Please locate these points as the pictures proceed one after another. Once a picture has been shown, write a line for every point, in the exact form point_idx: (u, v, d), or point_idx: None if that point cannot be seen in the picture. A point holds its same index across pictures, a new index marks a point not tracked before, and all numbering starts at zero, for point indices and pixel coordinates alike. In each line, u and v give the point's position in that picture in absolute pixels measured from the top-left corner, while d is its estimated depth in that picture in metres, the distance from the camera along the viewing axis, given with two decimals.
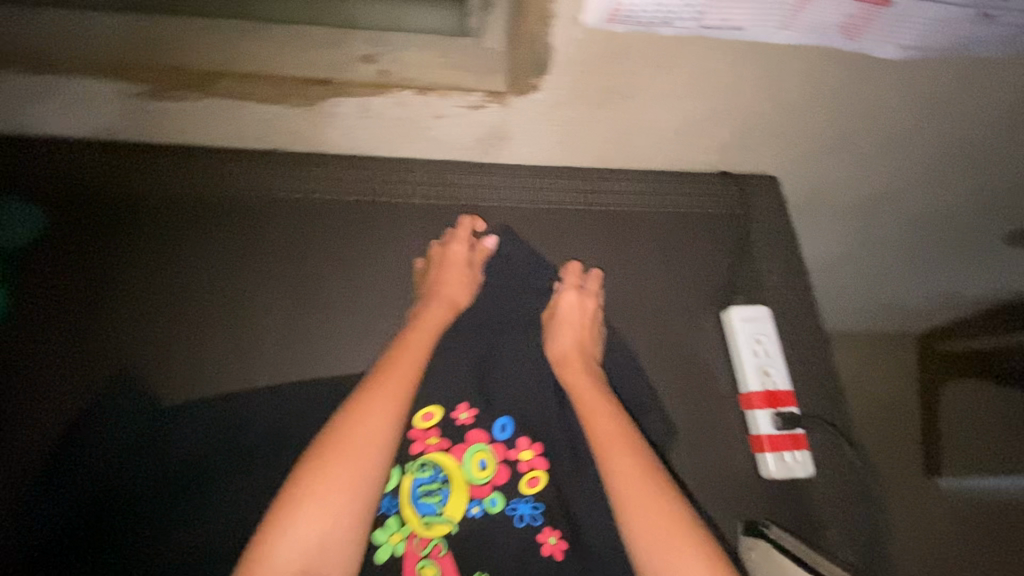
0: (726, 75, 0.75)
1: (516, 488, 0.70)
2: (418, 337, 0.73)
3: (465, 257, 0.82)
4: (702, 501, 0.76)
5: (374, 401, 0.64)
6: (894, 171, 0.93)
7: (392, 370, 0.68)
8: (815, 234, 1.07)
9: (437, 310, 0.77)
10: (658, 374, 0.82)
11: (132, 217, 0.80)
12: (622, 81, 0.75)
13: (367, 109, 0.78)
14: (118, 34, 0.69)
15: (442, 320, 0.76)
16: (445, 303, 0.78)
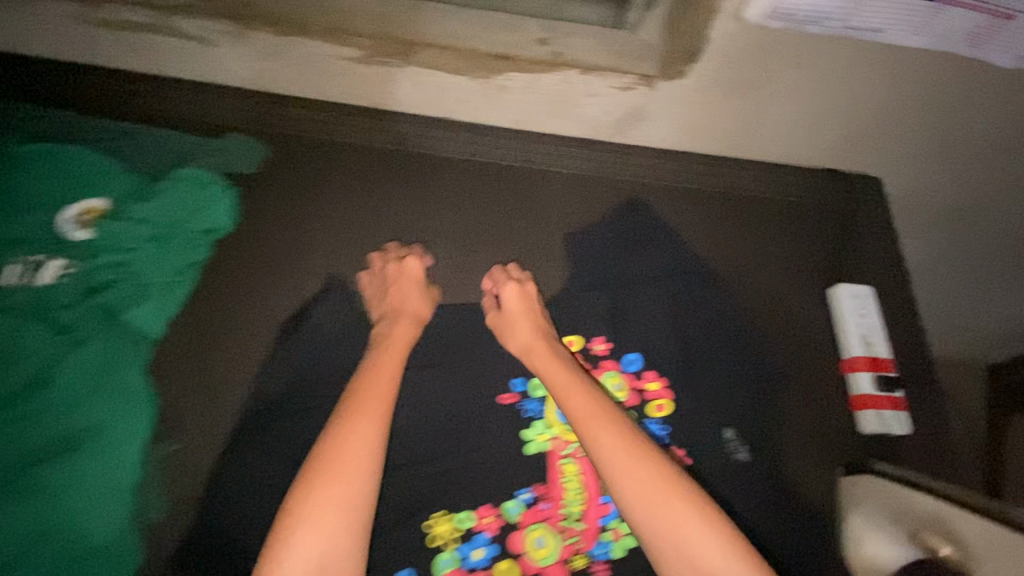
0: (851, 74, 0.86)
1: (645, 410, 0.81)
2: (388, 353, 0.75)
3: (418, 274, 0.84)
4: (810, 448, 0.82)
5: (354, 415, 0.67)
6: (997, 180, 1.01)
7: (364, 382, 0.71)
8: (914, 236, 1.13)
9: (403, 328, 0.78)
10: (772, 335, 0.90)
11: (324, 157, 0.93)
12: (759, 74, 0.87)
13: (534, 84, 0.92)
14: (351, 9, 0.86)
15: (408, 339, 0.77)
16: (411, 317, 0.79)
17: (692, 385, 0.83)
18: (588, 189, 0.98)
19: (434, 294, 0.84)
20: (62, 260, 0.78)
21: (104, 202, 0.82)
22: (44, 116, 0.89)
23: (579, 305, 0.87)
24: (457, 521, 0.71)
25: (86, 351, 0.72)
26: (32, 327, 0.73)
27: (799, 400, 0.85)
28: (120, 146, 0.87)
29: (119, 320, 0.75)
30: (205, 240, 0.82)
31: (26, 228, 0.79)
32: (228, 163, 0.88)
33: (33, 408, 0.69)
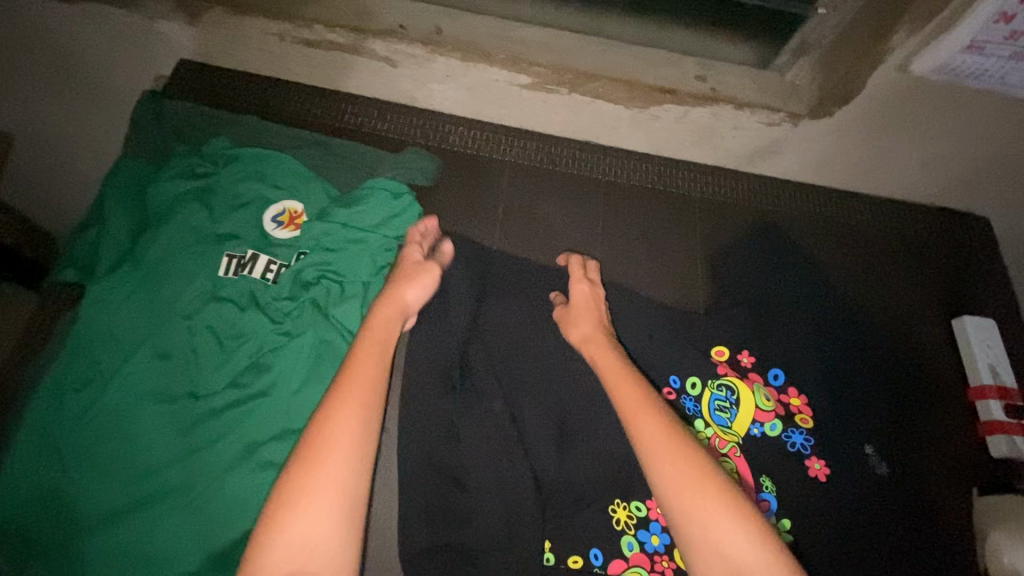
0: (990, 122, 0.93)
1: (791, 421, 0.87)
2: (383, 329, 0.72)
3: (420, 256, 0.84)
4: (945, 467, 0.87)
5: (349, 383, 0.63)
6: None
7: (354, 361, 0.66)
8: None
9: (387, 308, 0.75)
10: (901, 359, 0.95)
11: (486, 171, 1.01)
12: (901, 119, 0.94)
13: (685, 116, 1.00)
14: (535, 42, 0.98)
15: (399, 312, 0.75)
16: (396, 302, 0.76)
17: (832, 400, 0.89)
18: (722, 216, 1.06)
19: (433, 274, 0.80)
20: (272, 258, 0.85)
21: (301, 206, 0.90)
22: (237, 120, 0.96)
23: (725, 318, 0.93)
24: (634, 509, 0.74)
25: (303, 343, 0.79)
26: (253, 318, 0.80)
27: (932, 422, 0.90)
28: (313, 152, 0.95)
29: (328, 315, 0.82)
30: (394, 246, 0.88)
31: (234, 225, 0.87)
32: (409, 174, 0.96)
33: (261, 392, 0.76)
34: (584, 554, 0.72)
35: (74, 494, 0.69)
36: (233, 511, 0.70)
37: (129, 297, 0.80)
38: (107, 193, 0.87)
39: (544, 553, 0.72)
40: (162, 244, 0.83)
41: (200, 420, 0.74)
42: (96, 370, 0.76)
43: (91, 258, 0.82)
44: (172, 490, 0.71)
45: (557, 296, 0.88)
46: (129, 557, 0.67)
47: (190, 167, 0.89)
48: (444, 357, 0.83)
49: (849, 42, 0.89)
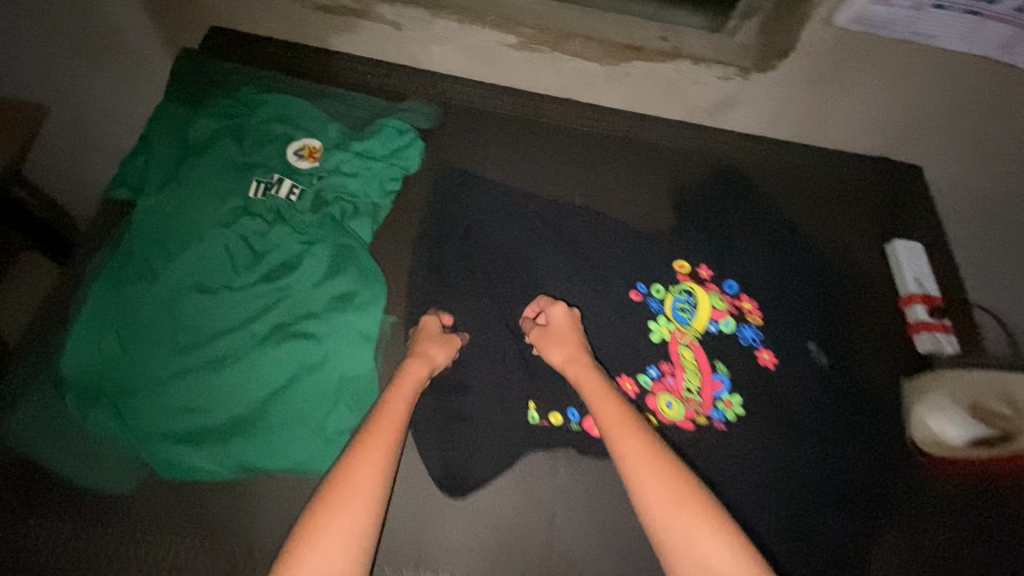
0: (910, 72, 1.08)
1: (743, 319, 1.00)
2: (404, 391, 0.77)
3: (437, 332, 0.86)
4: (877, 362, 1.00)
5: (369, 444, 0.70)
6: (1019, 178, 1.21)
7: (375, 425, 0.72)
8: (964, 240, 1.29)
9: (417, 367, 0.81)
10: (840, 277, 1.09)
11: (477, 119, 1.15)
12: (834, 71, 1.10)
13: (651, 71, 1.15)
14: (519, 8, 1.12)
15: (420, 377, 0.79)
16: (422, 363, 0.81)
17: (778, 307, 1.03)
18: (689, 160, 1.19)
19: (457, 343, 0.86)
20: (294, 182, 0.98)
21: (318, 142, 1.03)
22: (260, 74, 1.11)
23: (686, 240, 1.07)
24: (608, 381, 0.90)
25: (323, 247, 0.91)
26: (280, 229, 0.93)
27: (867, 325, 1.04)
28: (327, 101, 1.09)
29: (344, 226, 0.95)
30: (400, 176, 1.02)
31: (262, 157, 1.00)
32: (413, 118, 1.11)
33: (287, 287, 0.88)
34: (563, 411, 0.86)
35: (126, 363, 0.80)
36: (261, 377, 0.81)
37: (173, 210, 0.92)
38: (152, 130, 1.01)
39: (528, 410, 0.85)
40: (201, 169, 0.96)
41: (235, 307, 0.86)
42: (145, 266, 0.87)
43: (140, 180, 0.96)
44: (213, 361, 0.81)
45: (527, 323, 0.91)
46: (177, 412, 0.78)
47: (223, 109, 1.03)
48: (445, 264, 0.96)
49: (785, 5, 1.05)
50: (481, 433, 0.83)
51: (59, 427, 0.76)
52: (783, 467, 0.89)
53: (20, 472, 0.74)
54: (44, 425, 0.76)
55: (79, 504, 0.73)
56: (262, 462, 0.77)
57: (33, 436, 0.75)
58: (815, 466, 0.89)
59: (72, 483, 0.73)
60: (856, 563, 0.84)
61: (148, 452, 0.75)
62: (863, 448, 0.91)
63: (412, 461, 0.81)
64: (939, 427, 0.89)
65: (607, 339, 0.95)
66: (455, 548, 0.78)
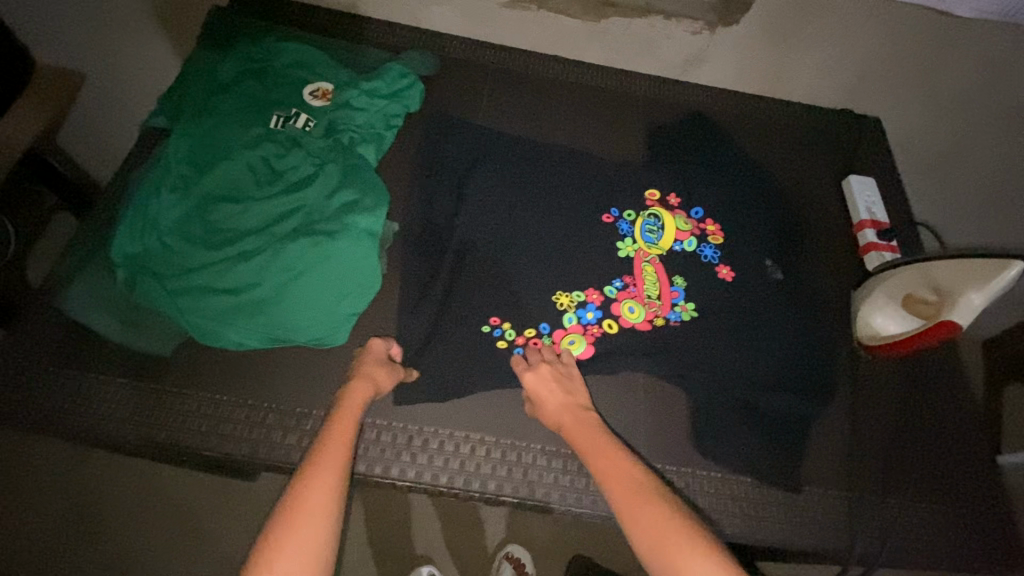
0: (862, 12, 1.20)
1: (705, 239, 1.12)
2: (347, 418, 0.82)
3: (382, 352, 0.91)
4: (828, 277, 1.12)
5: (318, 469, 0.74)
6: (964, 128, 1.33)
7: (322, 447, 0.77)
8: (915, 184, 1.45)
9: (358, 393, 0.85)
10: (799, 208, 1.21)
11: (476, 70, 1.29)
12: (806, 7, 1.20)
13: (628, 27, 1.28)
14: None
15: (362, 402, 0.84)
16: (365, 391, 0.86)
17: (740, 231, 1.15)
18: (663, 109, 1.32)
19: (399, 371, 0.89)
20: (309, 117, 1.12)
21: (330, 85, 1.16)
22: (280, 28, 1.25)
23: (659, 173, 1.20)
24: (575, 297, 1.01)
25: (333, 167, 1.04)
26: (296, 153, 1.06)
27: (819, 249, 1.16)
28: (339, 52, 1.23)
29: (354, 151, 1.08)
30: (403, 113, 1.16)
31: (282, 95, 1.14)
32: (415, 67, 1.24)
33: (303, 199, 1.00)
34: (536, 327, 0.98)
35: (166, 255, 0.93)
36: (279, 268, 0.93)
37: (206, 135, 1.06)
38: (187, 72, 1.15)
39: (483, 326, 0.95)
40: (230, 104, 1.11)
41: (258, 216, 0.99)
42: (181, 180, 1.01)
43: (176, 112, 1.10)
44: (239, 256, 0.94)
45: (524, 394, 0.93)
46: (206, 296, 0.90)
47: (248, 56, 1.17)
48: (441, 187, 1.09)
49: None
50: (472, 322, 0.96)
51: (112, 303, 0.90)
52: (739, 359, 0.99)
53: (81, 336, 0.88)
54: (99, 301, 0.90)
55: (131, 366, 0.87)
56: (281, 336, 0.89)
57: (88, 308, 0.89)
58: (769, 361, 1.00)
59: (127, 347, 0.88)
60: (799, 436, 0.95)
61: (185, 324, 0.88)
62: (811, 347, 1.02)
63: (412, 343, 0.94)
64: (881, 325, 0.99)
65: (584, 253, 1.06)
66: (449, 415, 0.92)
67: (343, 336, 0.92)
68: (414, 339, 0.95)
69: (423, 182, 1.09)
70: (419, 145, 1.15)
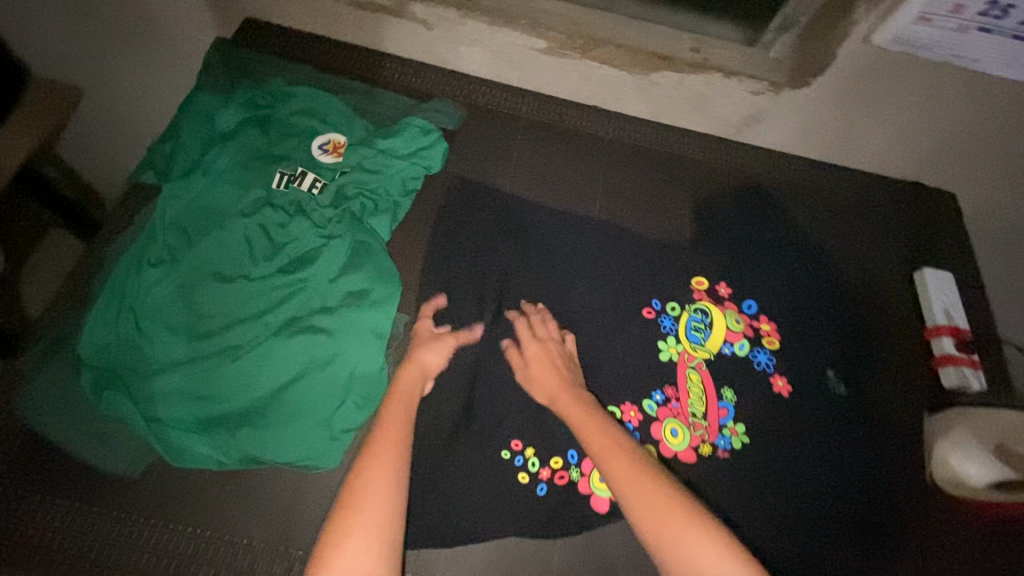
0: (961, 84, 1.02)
1: (758, 341, 0.98)
2: (399, 402, 0.79)
3: (430, 332, 0.88)
4: (897, 395, 0.98)
5: (379, 453, 0.73)
6: None
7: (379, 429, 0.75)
8: (991, 267, 1.28)
9: (410, 374, 0.83)
10: (863, 304, 1.07)
11: (508, 122, 1.16)
12: (890, 75, 1.03)
13: (681, 83, 1.13)
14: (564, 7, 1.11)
15: (416, 388, 0.82)
16: (418, 372, 0.83)
17: (796, 331, 1.01)
18: (713, 175, 1.17)
19: (451, 342, 0.87)
20: (317, 176, 0.99)
21: (343, 138, 1.03)
22: (291, 67, 1.12)
23: (707, 256, 1.06)
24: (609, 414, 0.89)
25: (341, 242, 0.91)
26: (300, 221, 0.93)
27: (888, 356, 1.01)
28: (356, 97, 1.10)
29: (364, 224, 0.95)
30: (422, 176, 1.03)
31: (287, 148, 1.01)
32: (439, 119, 1.10)
33: (304, 280, 0.88)
34: (563, 455, 0.85)
35: (143, 346, 0.81)
36: (271, 371, 0.81)
37: (199, 197, 0.94)
38: (181, 116, 1.02)
39: (502, 452, 0.83)
40: (228, 158, 0.98)
41: (251, 297, 0.87)
42: (167, 252, 0.89)
43: (167, 165, 0.97)
44: (225, 351, 0.82)
45: (507, 349, 0.89)
46: (187, 401, 0.78)
47: (253, 100, 1.04)
48: (463, 269, 0.96)
49: (829, 35, 1.01)
50: (489, 444, 0.84)
51: (75, 407, 0.77)
52: (790, 497, 0.88)
53: (36, 450, 0.75)
54: (60, 405, 0.78)
55: (92, 489, 0.74)
56: (266, 455, 0.77)
57: (48, 416, 0.77)
58: (824, 500, 0.88)
59: (88, 464, 0.75)
60: None
61: (158, 436, 0.76)
62: (872, 475, 0.91)
63: (420, 467, 0.82)
64: (960, 466, 0.87)
65: (620, 355, 0.94)
66: (458, 561, 0.78)
67: (337, 458, 0.78)
68: (425, 458, 0.82)
69: (441, 263, 0.96)
70: (438, 215, 1.01)
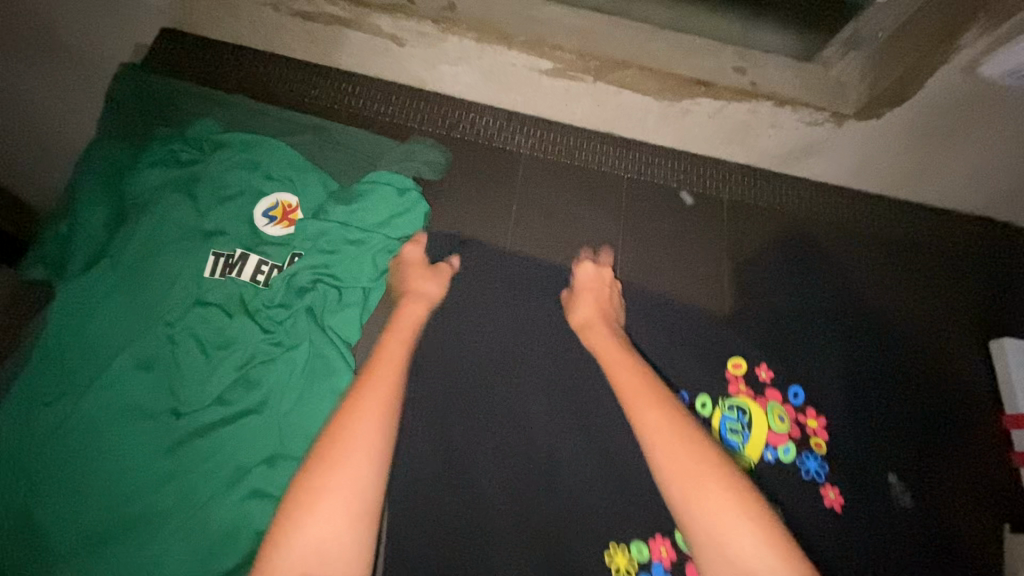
0: None
1: (806, 444, 0.79)
2: (400, 334, 0.72)
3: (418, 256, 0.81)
4: (973, 505, 0.83)
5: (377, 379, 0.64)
6: None
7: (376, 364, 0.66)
8: None
9: (415, 304, 0.76)
10: (934, 387, 0.88)
11: (503, 163, 0.93)
12: (985, 107, 0.81)
13: (719, 111, 0.90)
14: (572, 16, 0.85)
15: (417, 316, 0.75)
16: (417, 296, 0.77)
17: (856, 426, 0.81)
18: (752, 221, 0.97)
19: (446, 271, 0.81)
20: (262, 258, 0.77)
21: (295, 199, 0.81)
22: (224, 101, 0.87)
23: (748, 331, 0.87)
24: (632, 553, 0.70)
25: (298, 357, 0.72)
26: (243, 326, 0.73)
27: (957, 450, 0.85)
28: (310, 140, 0.87)
29: (324, 326, 0.75)
30: (396, 249, 0.81)
31: (222, 220, 0.78)
32: (416, 167, 0.87)
33: (251, 413, 0.69)
34: None
35: (44, 520, 0.63)
36: (208, 548, 0.63)
37: (106, 298, 0.72)
38: (79, 181, 0.78)
39: None
40: (141, 239, 0.75)
41: (181, 440, 0.67)
42: (69, 380, 0.69)
43: (64, 256, 0.74)
44: (149, 517, 0.64)
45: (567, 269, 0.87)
46: None
47: (173, 155, 0.80)
48: (450, 375, 0.78)
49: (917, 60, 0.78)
50: None
51: None
52: None
53: None
54: None
55: None
56: None
57: None
58: None
59: None
60: None
61: None
62: None
63: None
64: None
65: None
66: None
67: None
68: None
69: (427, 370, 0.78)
70: None
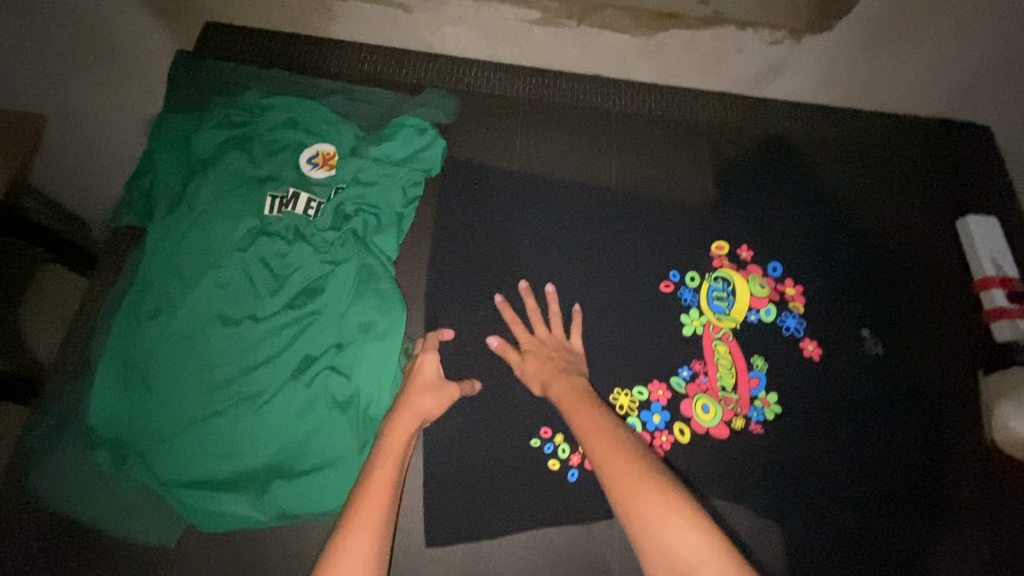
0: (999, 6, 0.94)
1: (785, 306, 0.93)
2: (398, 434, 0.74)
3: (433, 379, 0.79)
4: (946, 352, 0.93)
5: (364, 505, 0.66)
6: None
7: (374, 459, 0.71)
8: None
9: (409, 416, 0.76)
10: (903, 260, 1.00)
11: (506, 104, 1.06)
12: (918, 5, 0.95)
13: (691, 40, 1.03)
14: None
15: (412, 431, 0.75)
16: (415, 413, 0.76)
17: (829, 297, 0.95)
18: (730, 135, 1.08)
19: (451, 393, 0.79)
20: (311, 196, 0.91)
21: (333, 148, 0.95)
22: (265, 75, 1.03)
23: (731, 222, 1.00)
24: (635, 395, 0.86)
25: (347, 269, 0.85)
26: (300, 250, 0.86)
27: (927, 310, 0.96)
28: (338, 99, 1.01)
29: (368, 244, 0.89)
30: (422, 181, 0.95)
31: (274, 168, 0.93)
32: (431, 114, 1.02)
33: (314, 314, 0.83)
34: None
35: (153, 408, 0.77)
36: (295, 416, 0.78)
37: (187, 234, 0.86)
38: (154, 143, 0.94)
39: (530, 442, 0.81)
40: (212, 186, 0.89)
41: (260, 340, 0.81)
42: (163, 301, 0.83)
43: (147, 205, 0.90)
44: (242, 399, 0.78)
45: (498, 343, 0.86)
46: (207, 457, 0.76)
47: (227, 118, 0.95)
48: (473, 276, 0.91)
49: None
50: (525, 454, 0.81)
51: (96, 484, 0.75)
52: (836, 465, 0.84)
53: (61, 528, 0.74)
54: (77, 484, 0.75)
55: (134, 563, 0.74)
56: (288, 508, 0.75)
57: (70, 497, 0.75)
58: (874, 467, 0.84)
59: (116, 538, 0.74)
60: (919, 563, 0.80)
61: (186, 504, 0.74)
62: (927, 438, 0.87)
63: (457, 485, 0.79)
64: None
65: (648, 350, 0.89)
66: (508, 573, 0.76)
67: None
68: (457, 477, 0.80)
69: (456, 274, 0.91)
70: (445, 221, 0.95)
